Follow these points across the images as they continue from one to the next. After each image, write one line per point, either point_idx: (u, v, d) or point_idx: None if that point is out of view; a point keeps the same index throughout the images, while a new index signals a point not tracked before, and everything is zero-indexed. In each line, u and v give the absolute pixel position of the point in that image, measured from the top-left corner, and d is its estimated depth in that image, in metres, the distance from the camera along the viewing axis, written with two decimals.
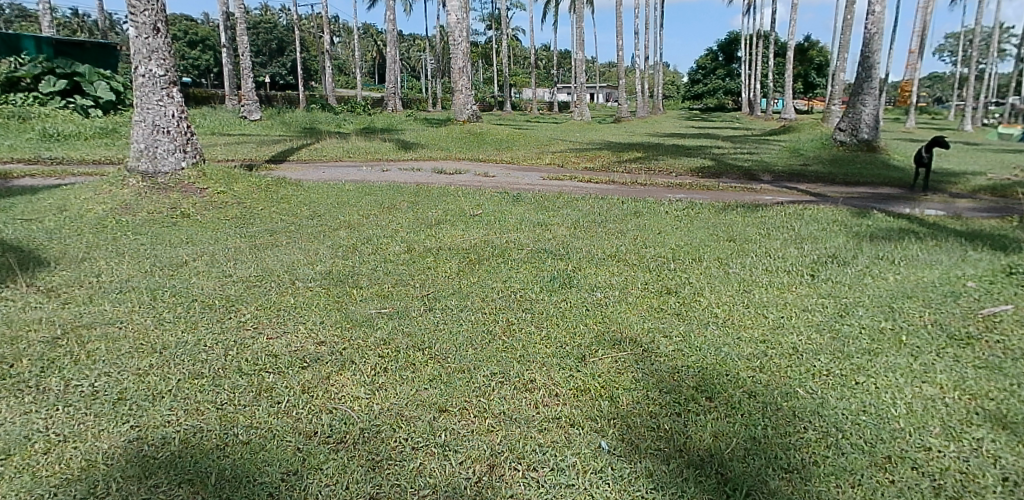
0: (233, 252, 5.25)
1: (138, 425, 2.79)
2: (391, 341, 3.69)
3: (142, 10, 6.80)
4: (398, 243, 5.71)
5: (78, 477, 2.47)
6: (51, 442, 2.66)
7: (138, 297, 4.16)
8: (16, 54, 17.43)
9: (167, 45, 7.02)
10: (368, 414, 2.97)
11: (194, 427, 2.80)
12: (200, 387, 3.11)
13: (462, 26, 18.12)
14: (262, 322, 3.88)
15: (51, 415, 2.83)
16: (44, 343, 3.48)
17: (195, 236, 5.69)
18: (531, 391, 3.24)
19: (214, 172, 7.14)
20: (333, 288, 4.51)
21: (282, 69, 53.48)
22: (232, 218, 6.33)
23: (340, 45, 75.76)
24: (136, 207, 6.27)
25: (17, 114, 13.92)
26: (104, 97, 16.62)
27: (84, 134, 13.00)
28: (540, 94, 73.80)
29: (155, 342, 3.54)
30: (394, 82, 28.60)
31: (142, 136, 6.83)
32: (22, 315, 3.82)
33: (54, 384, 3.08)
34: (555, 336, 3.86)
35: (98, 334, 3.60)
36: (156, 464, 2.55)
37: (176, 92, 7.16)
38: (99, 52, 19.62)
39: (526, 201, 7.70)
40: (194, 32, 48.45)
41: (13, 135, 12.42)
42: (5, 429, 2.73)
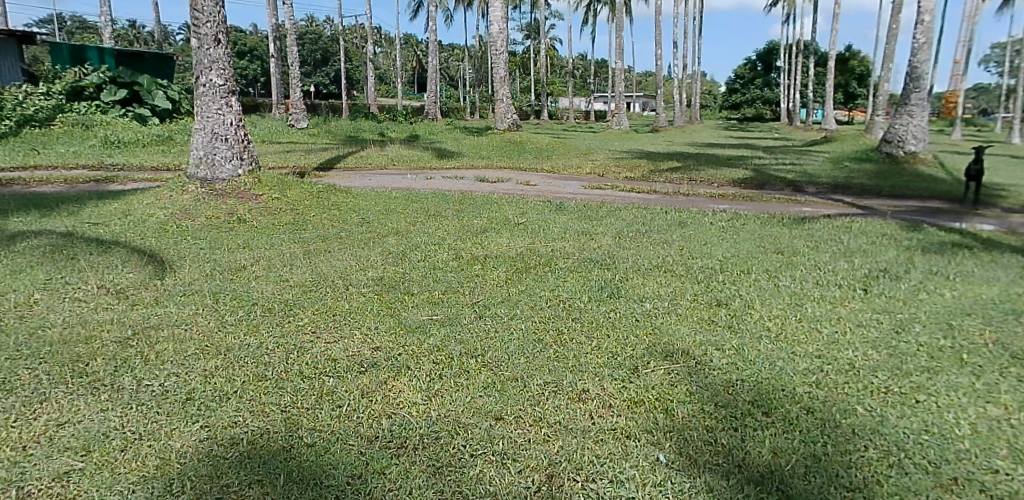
0: (287, 257, 5.38)
1: (207, 425, 2.88)
2: (445, 348, 3.74)
3: (205, 23, 7.03)
4: (445, 250, 5.77)
5: (154, 475, 2.55)
6: (128, 440, 2.76)
7: (201, 300, 4.29)
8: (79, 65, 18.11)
9: (227, 56, 7.22)
10: (427, 420, 3.02)
11: (260, 429, 2.88)
12: (265, 389, 3.20)
13: (504, 36, 18.25)
14: (320, 327, 3.97)
15: (126, 413, 2.94)
16: (116, 343, 3.62)
17: (252, 241, 5.84)
18: (584, 402, 3.25)
19: (268, 179, 7.33)
20: (385, 293, 4.60)
21: (326, 80, 54.57)
22: (286, 224, 6.48)
23: (381, 55, 77.13)
24: (194, 213, 6.46)
25: (79, 122, 14.53)
26: (161, 105, 17.20)
27: (142, 141, 13.43)
28: (576, 103, 73.95)
29: (219, 344, 3.65)
30: (432, 92, 28.84)
31: (202, 144, 7.04)
32: (95, 315, 3.98)
33: (127, 383, 3.20)
34: (606, 347, 3.86)
35: (166, 335, 3.73)
36: (227, 464, 2.63)
37: (234, 102, 7.36)
38: (157, 62, 20.27)
39: (570, 210, 7.71)
40: (242, 42, 49.82)
41: (76, 142, 12.92)
42: (83, 426, 2.84)
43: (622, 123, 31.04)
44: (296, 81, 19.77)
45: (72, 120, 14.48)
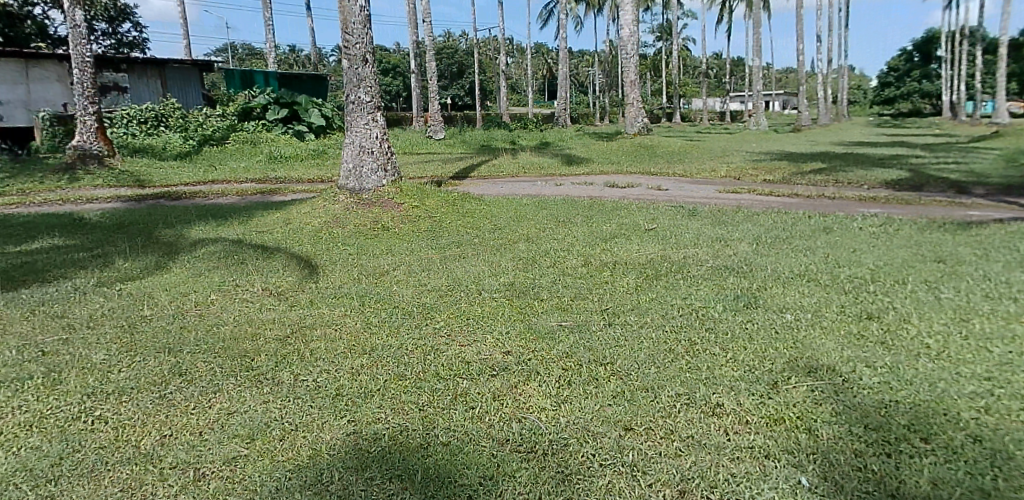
0: (425, 263, 5.66)
1: (353, 420, 3.11)
2: (574, 355, 3.76)
3: (354, 44, 7.59)
4: (574, 256, 5.80)
5: (308, 464, 2.79)
6: (286, 430, 3.04)
7: (349, 302, 4.63)
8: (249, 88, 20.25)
9: (373, 74, 7.74)
10: (556, 426, 3.05)
11: (400, 426, 3.06)
12: (404, 388, 3.40)
13: (634, 39, 18.02)
14: (454, 330, 4.14)
15: (285, 406, 3.25)
16: (277, 340, 4.01)
17: (394, 247, 6.21)
18: (719, 416, 3.12)
19: (409, 188, 7.76)
20: (516, 298, 4.71)
21: (461, 91, 56.74)
22: (424, 231, 6.83)
23: (513, 65, 78.97)
24: (343, 221, 6.99)
25: (248, 140, 16.22)
26: (317, 123, 18.63)
27: (300, 155, 14.73)
28: (710, 103, 71.25)
29: (364, 344, 3.93)
30: (562, 99, 29.06)
31: (351, 157, 7.59)
32: (261, 315, 4.43)
33: (285, 377, 3.54)
34: (742, 359, 3.68)
35: (318, 334, 4.08)
36: (370, 458, 2.81)
37: (379, 117, 7.86)
38: (313, 83, 22.16)
39: (702, 215, 7.45)
40: (386, 60, 53.12)
41: (246, 157, 14.42)
42: (250, 415, 3.17)
43: (760, 123, 29.50)
44: (434, 94, 20.74)
45: (243, 138, 16.18)
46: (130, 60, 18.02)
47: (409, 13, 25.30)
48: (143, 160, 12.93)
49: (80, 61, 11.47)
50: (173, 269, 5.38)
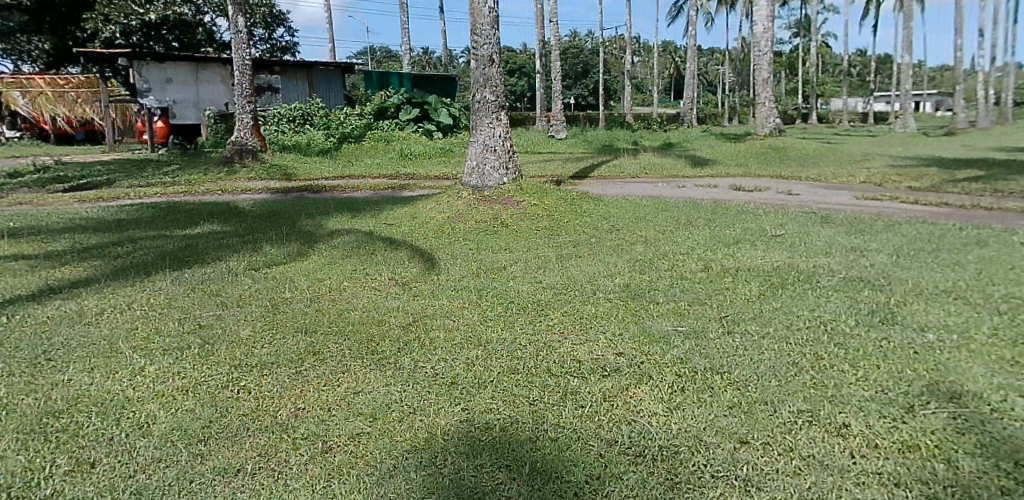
0: (541, 260, 5.75)
1: (467, 408, 3.25)
2: (688, 361, 3.68)
3: (482, 45, 7.84)
4: (694, 260, 5.65)
5: (423, 446, 2.94)
6: (404, 413, 3.23)
7: (467, 295, 4.82)
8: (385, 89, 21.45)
9: (499, 74, 7.94)
10: (667, 432, 3.01)
11: (511, 418, 3.15)
12: (516, 382, 3.50)
13: (768, 35, 17.16)
14: (567, 328, 4.19)
15: (404, 389, 3.45)
16: (400, 327, 4.26)
17: (512, 244, 6.35)
18: (844, 438, 2.93)
19: (529, 187, 7.90)
20: (631, 300, 4.67)
21: (585, 91, 56.61)
22: (542, 229, 6.93)
23: (639, 64, 77.68)
24: (466, 217, 7.24)
25: (382, 138, 17.17)
26: (445, 121, 19.54)
27: (428, 153, 15.38)
28: (851, 104, 66.22)
29: (480, 337, 4.08)
30: (688, 98, 28.21)
31: (475, 154, 7.82)
32: (386, 302, 4.71)
33: (406, 363, 3.76)
34: (874, 379, 3.43)
35: (438, 324, 4.29)
36: (481, 447, 2.92)
37: (504, 116, 8.05)
38: (443, 83, 23.05)
39: (837, 223, 6.97)
40: (512, 61, 54.11)
41: (379, 154, 15.26)
42: (373, 394, 3.40)
43: (909, 125, 27.24)
44: (557, 94, 20.87)
45: (378, 136, 17.15)
46: (282, 63, 19.60)
47: (537, 14, 25.59)
48: (290, 156, 14.05)
49: (241, 64, 12.64)
50: (311, 256, 5.83)
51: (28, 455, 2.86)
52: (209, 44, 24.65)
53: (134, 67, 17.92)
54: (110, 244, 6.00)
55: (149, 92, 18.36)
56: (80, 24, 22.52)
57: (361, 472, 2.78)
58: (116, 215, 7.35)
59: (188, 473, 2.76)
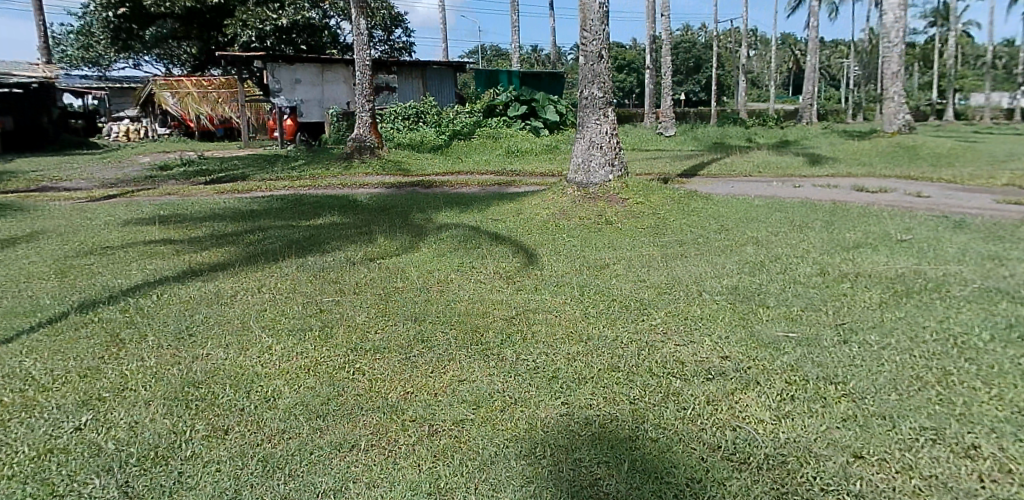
0: (645, 259, 5.69)
1: (567, 403, 3.31)
2: (798, 368, 3.54)
3: (591, 41, 7.84)
4: (808, 264, 5.38)
5: (524, 436, 3.03)
6: (507, 403, 3.34)
7: (569, 292, 4.88)
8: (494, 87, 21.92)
9: (608, 70, 7.90)
10: (773, 440, 2.92)
11: (611, 415, 3.18)
12: (617, 379, 3.52)
13: (901, 24, 15.90)
14: (671, 329, 4.15)
15: (507, 381, 3.56)
16: (504, 320, 4.39)
17: (616, 242, 6.33)
18: (973, 460, 2.72)
19: (636, 185, 7.82)
20: (738, 303, 4.53)
21: (697, 86, 54.87)
22: (647, 228, 6.85)
23: (756, 57, 74.19)
24: (570, 213, 7.29)
25: (491, 135, 17.53)
26: (552, 118, 19.63)
27: (535, 149, 15.54)
28: (999, 98, 59.85)
29: (581, 333, 4.13)
30: (809, 93, 26.66)
31: (581, 151, 7.82)
32: (491, 295, 4.86)
33: (509, 355, 3.88)
34: (1011, 399, 3.14)
35: (541, 319, 4.38)
36: (581, 441, 2.97)
37: (611, 113, 7.99)
38: (552, 80, 23.18)
39: (974, 229, 6.39)
40: (622, 57, 53.38)
41: (488, 151, 15.60)
42: (478, 384, 3.54)
43: None
44: (667, 90, 20.40)
45: (486, 133, 17.54)
46: (399, 63, 20.49)
47: (648, 8, 25.11)
48: (404, 152, 14.67)
49: (361, 64, 13.29)
50: (421, 249, 6.09)
51: (174, 419, 3.21)
52: (333, 46, 26.11)
53: (269, 68, 19.31)
54: (244, 232, 6.55)
55: (280, 92, 19.72)
56: (222, 29, 24.51)
57: (464, 456, 2.90)
58: (250, 206, 8.02)
59: (309, 445, 3.00)
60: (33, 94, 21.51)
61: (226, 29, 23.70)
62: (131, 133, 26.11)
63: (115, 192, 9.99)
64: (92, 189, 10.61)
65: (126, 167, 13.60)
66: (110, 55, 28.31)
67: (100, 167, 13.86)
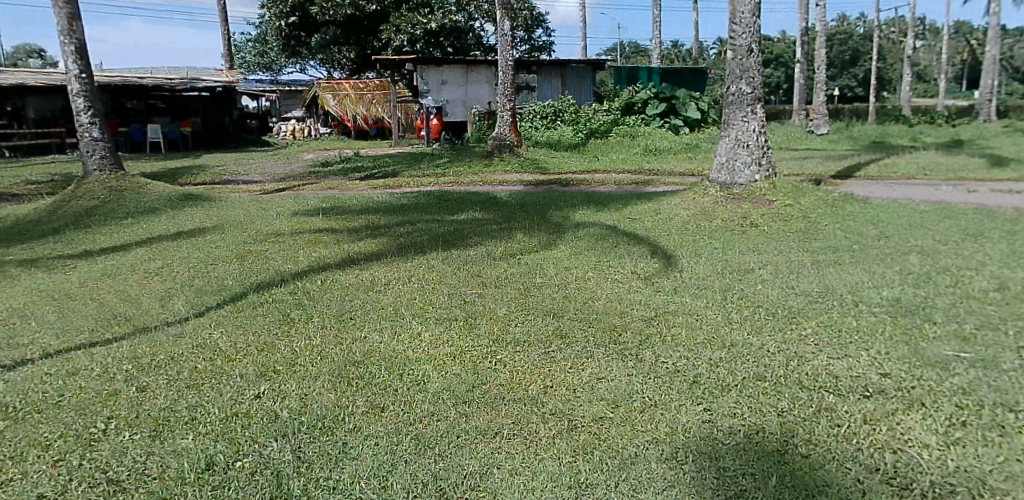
0: (794, 265, 5.39)
1: (709, 410, 3.22)
2: (974, 392, 3.19)
3: (741, 34, 7.53)
4: (988, 278, 4.83)
5: (664, 440, 2.99)
6: (646, 404, 3.31)
7: (711, 295, 4.75)
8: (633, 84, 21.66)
9: (758, 64, 7.54)
10: (943, 468, 2.66)
11: (756, 425, 3.05)
12: (763, 389, 3.38)
13: None
14: (823, 340, 3.91)
15: (646, 382, 3.53)
16: (643, 321, 4.35)
17: (761, 245, 6.04)
18: None
19: (784, 186, 7.41)
20: (902, 316, 4.17)
21: (852, 81, 50.77)
22: (796, 232, 6.46)
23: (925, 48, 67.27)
24: (712, 215, 7.05)
25: (628, 133, 17.32)
26: (692, 116, 19.03)
27: (674, 148, 15.16)
28: None
29: (724, 339, 4.01)
30: (989, 87, 23.78)
31: (725, 150, 7.54)
32: (629, 295, 4.83)
33: (648, 356, 3.85)
34: None
35: (681, 322, 4.30)
36: (724, 449, 2.88)
37: (760, 109, 7.63)
38: (693, 76, 22.52)
39: None
40: (768, 51, 50.60)
41: (625, 149, 15.43)
42: (616, 383, 3.54)
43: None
44: (820, 86, 19.08)
45: (624, 132, 17.35)
46: (539, 62, 20.81)
47: None
48: (542, 151, 14.89)
49: (504, 65, 13.62)
50: (560, 246, 6.16)
51: (336, 394, 3.49)
52: (476, 48, 27.06)
53: (418, 70, 20.35)
54: (395, 225, 6.97)
55: (428, 93, 20.71)
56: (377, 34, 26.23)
57: (604, 454, 2.91)
58: (400, 200, 8.52)
59: (456, 429, 3.14)
60: (219, 98, 23.93)
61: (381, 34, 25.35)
62: (296, 132, 28.90)
63: (285, 186, 11.02)
64: (266, 183, 11.78)
65: (293, 163, 14.97)
66: (280, 60, 31.27)
67: (272, 163, 15.33)
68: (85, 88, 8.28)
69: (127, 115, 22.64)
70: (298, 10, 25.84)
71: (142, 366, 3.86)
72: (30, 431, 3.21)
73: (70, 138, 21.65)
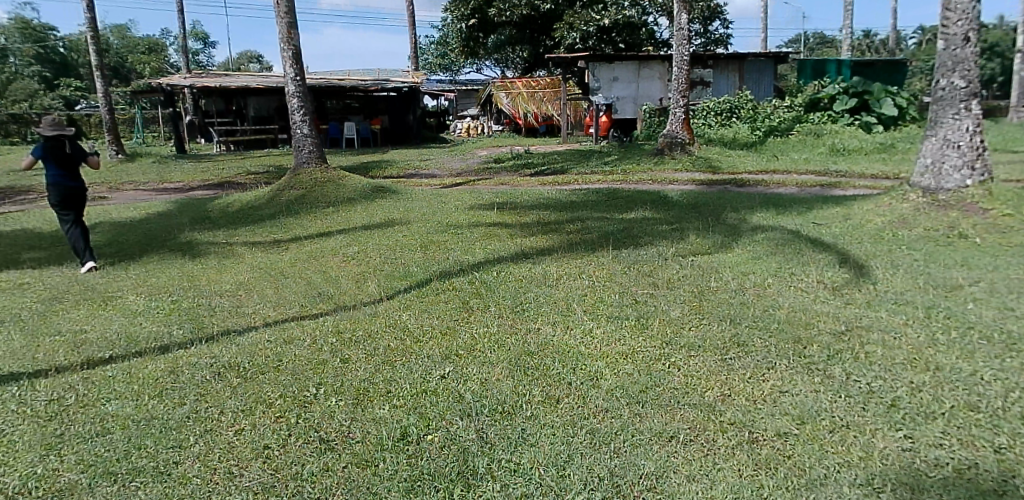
0: (1019, 284, 4.71)
1: (910, 437, 2.94)
2: None
3: (956, 22, 6.72)
4: None
5: (858, 465, 2.77)
6: (836, 424, 3.09)
7: (912, 312, 4.32)
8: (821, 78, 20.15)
9: (976, 55, 6.66)
10: None
11: (970, 460, 2.73)
12: (979, 421, 3.01)
13: None
14: None
15: (836, 400, 3.30)
16: (830, 334, 4.06)
17: (974, 259, 5.36)
18: None
19: (1005, 193, 6.50)
20: None
21: None
22: (1019, 245, 5.65)
23: None
24: (912, 223, 6.38)
25: (812, 131, 16.09)
26: (888, 113, 17.13)
27: (865, 148, 13.85)
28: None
29: (929, 361, 3.63)
30: None
31: (932, 151, 6.77)
32: (814, 305, 4.53)
33: (837, 372, 3.58)
34: None
35: (876, 339, 3.95)
36: (929, 482, 2.61)
37: (977, 105, 6.74)
38: (889, 68, 20.61)
39: None
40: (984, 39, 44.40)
41: (807, 149, 14.36)
42: (800, 398, 3.34)
43: None
44: None
45: (807, 129, 16.15)
46: (715, 56, 20.00)
47: None
48: (716, 149, 14.31)
49: (680, 60, 13.22)
50: (736, 249, 5.91)
51: (514, 381, 3.63)
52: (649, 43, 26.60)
53: (590, 68, 20.45)
54: (565, 222, 7.09)
55: (599, 90, 20.72)
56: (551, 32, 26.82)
57: (789, 471, 2.77)
58: (570, 197, 8.66)
59: (631, 427, 3.14)
60: (404, 98, 25.72)
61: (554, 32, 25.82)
62: (471, 129, 30.39)
63: (461, 180, 11.64)
64: (444, 177, 12.51)
65: (468, 159, 15.74)
66: (458, 60, 33.02)
67: (448, 158, 16.26)
68: (298, 90, 9.29)
69: (326, 113, 25.11)
70: (477, 12, 27.03)
71: (343, 340, 4.30)
72: (257, 389, 3.71)
73: (280, 134, 24.51)
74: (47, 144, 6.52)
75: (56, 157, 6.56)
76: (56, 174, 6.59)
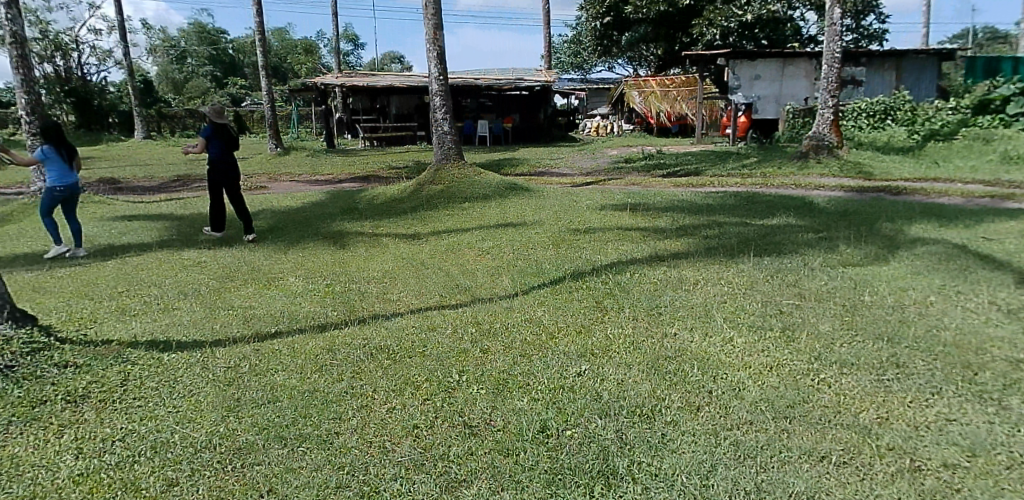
0: None
1: None
2: None
3: None
4: None
5: None
6: (1014, 461, 2.81)
7: None
8: (992, 76, 18.30)
9: None
10: None
11: None
12: None
13: None
14: None
15: (1015, 435, 2.99)
16: (1006, 362, 3.68)
17: None
18: None
19: None
20: None
21: None
22: None
23: None
24: None
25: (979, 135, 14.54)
26: None
27: None
28: None
29: None
30: None
31: None
32: (985, 329, 4.12)
33: (1015, 405, 3.25)
34: None
35: None
36: None
37: None
38: None
39: None
40: None
41: (974, 155, 12.99)
42: (971, 429, 3.06)
43: None
44: None
45: (974, 133, 14.60)
46: (870, 52, 18.59)
47: None
48: (867, 153, 13.32)
49: (830, 57, 12.54)
50: (893, 262, 5.49)
51: (653, 384, 3.60)
52: (795, 39, 25.17)
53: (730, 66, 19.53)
54: (701, 226, 6.91)
55: (739, 88, 19.82)
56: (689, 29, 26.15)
57: None
58: (707, 200, 8.44)
59: (778, 443, 3.01)
60: (536, 97, 26.29)
61: (692, 29, 25.12)
62: (600, 129, 30.28)
63: (592, 180, 11.67)
64: (575, 176, 12.59)
65: (598, 158, 15.74)
66: (591, 59, 33.03)
67: (579, 157, 16.36)
68: (442, 89, 9.69)
69: (462, 112, 25.90)
70: (613, 10, 26.98)
71: (483, 331, 4.48)
72: (404, 371, 3.95)
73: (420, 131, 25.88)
74: (213, 124, 7.23)
75: (220, 135, 7.30)
76: (220, 151, 7.30)
